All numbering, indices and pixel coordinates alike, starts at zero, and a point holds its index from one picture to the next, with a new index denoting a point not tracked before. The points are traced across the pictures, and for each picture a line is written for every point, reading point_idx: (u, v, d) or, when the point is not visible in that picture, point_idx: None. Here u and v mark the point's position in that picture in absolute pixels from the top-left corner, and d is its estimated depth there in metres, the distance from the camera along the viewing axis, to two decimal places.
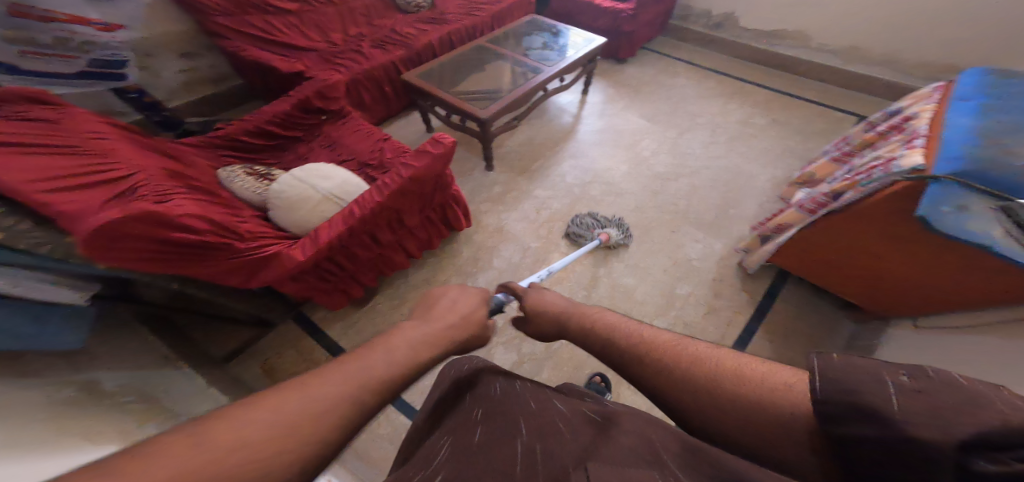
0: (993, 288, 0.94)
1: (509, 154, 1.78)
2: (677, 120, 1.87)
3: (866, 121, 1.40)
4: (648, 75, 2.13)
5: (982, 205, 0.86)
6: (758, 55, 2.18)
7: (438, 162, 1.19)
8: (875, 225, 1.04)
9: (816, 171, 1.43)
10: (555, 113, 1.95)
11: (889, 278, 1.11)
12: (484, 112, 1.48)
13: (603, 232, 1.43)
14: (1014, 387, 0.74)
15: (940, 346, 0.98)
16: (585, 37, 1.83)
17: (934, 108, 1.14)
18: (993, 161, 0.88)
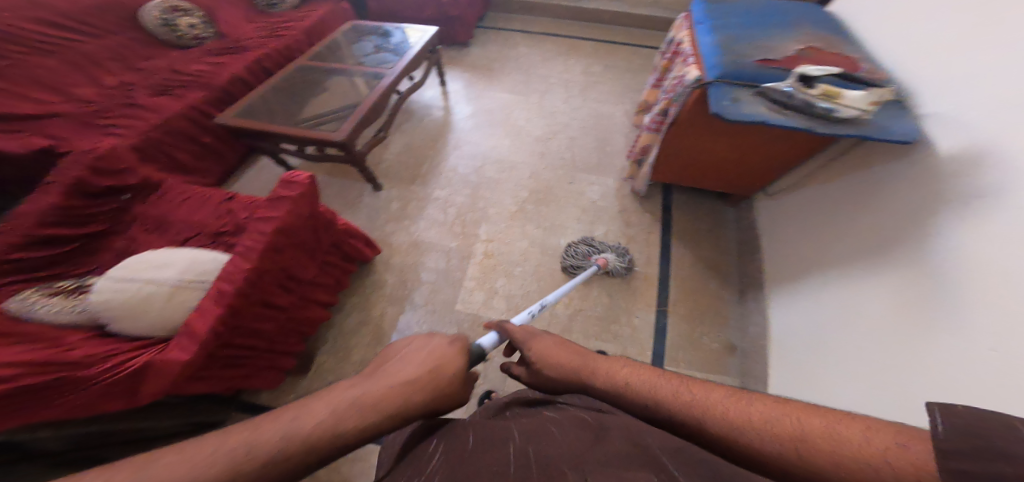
0: (799, 151, 1.17)
1: (390, 167, 1.67)
2: (536, 85, 1.96)
3: (660, 54, 1.63)
4: (491, 53, 2.19)
5: (747, 94, 1.05)
6: (572, 13, 2.36)
7: (305, 204, 1.01)
8: (706, 130, 1.22)
9: (647, 98, 1.61)
10: (423, 110, 1.90)
11: (732, 167, 1.32)
12: (338, 134, 1.32)
13: (600, 257, 1.29)
14: (861, 211, 0.95)
15: (794, 205, 1.21)
16: (416, 32, 1.78)
17: (688, 35, 1.37)
18: (735, 64, 1.10)
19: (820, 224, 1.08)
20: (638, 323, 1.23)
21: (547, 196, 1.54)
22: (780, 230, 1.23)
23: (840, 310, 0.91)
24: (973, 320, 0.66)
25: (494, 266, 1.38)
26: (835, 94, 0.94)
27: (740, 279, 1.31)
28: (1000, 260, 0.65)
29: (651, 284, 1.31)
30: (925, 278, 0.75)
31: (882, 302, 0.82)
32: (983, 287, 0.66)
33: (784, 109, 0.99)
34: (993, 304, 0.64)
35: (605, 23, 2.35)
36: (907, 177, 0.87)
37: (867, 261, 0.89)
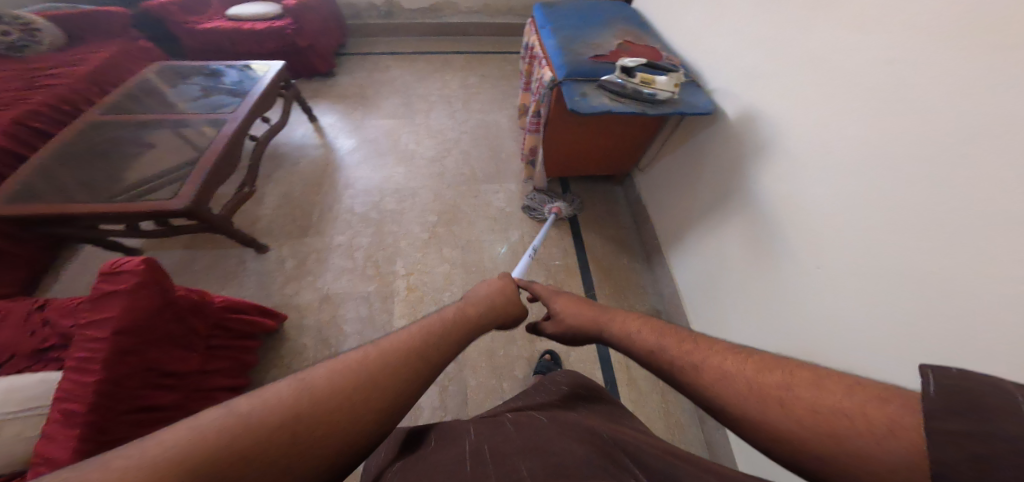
0: (649, 126, 1.33)
1: (273, 223, 1.49)
2: (417, 105, 1.93)
3: (520, 59, 1.72)
4: (361, 80, 2.10)
5: (591, 89, 1.16)
6: (434, 29, 2.36)
7: (150, 291, 0.84)
8: (571, 125, 1.33)
9: (522, 102, 1.67)
10: (301, 153, 1.74)
11: (605, 152, 1.45)
12: (178, 202, 1.11)
13: (554, 206, 1.48)
14: (710, 167, 1.12)
15: (662, 172, 1.37)
16: (252, 68, 1.61)
17: (536, 41, 1.47)
18: (574, 62, 1.21)
19: (677, 189, 1.28)
20: None
21: (454, 213, 1.52)
22: (657, 199, 1.40)
23: (712, 261, 1.12)
24: (792, 249, 0.86)
25: (419, 299, 1.33)
26: (650, 80, 1.09)
27: (644, 249, 1.46)
28: (791, 200, 0.86)
29: (573, 273, 1.39)
30: (756, 222, 0.96)
31: (738, 246, 1.02)
32: (789, 221, 0.87)
33: (620, 99, 1.13)
34: (799, 234, 0.85)
35: (472, 35, 2.41)
36: (717, 140, 1.09)
37: (715, 216, 1.11)
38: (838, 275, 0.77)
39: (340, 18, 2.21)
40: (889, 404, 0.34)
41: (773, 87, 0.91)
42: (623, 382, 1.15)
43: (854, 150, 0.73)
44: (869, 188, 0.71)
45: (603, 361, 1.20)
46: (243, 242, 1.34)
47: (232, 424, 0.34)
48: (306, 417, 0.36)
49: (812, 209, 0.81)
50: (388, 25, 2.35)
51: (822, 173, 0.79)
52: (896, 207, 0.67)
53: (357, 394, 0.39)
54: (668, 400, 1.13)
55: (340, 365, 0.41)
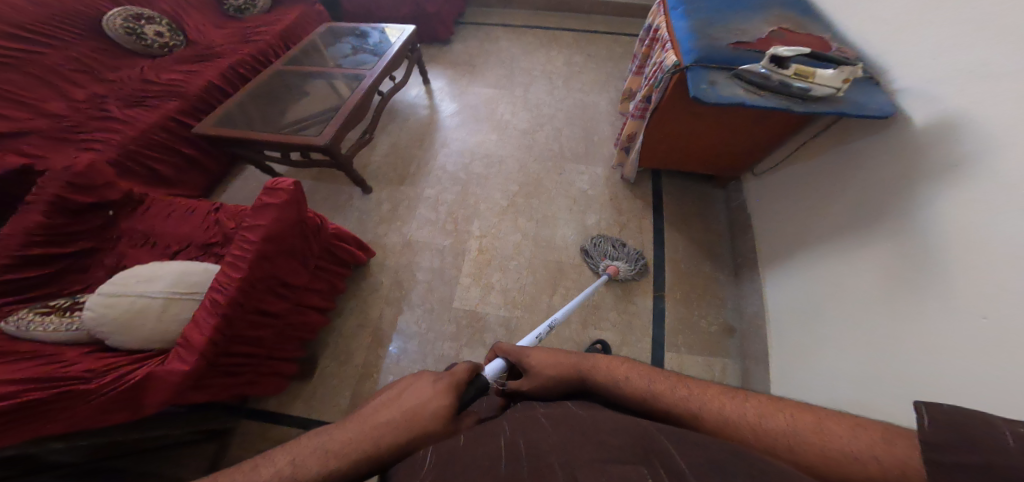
0: (781, 128, 1.18)
1: (378, 168, 1.65)
2: (520, 78, 1.95)
3: (638, 41, 1.63)
4: (473, 48, 2.18)
5: (723, 78, 1.04)
6: (551, 4, 2.35)
7: (292, 210, 0.98)
8: (688, 115, 1.22)
9: (630, 85, 1.59)
10: (408, 110, 1.88)
11: (718, 149, 1.32)
12: (321, 138, 1.29)
13: (610, 265, 1.28)
14: (848, 184, 0.97)
15: (782, 181, 1.22)
16: (392, 30, 1.76)
17: (664, 21, 1.37)
18: (710, 47, 1.10)
19: (801, 202, 1.11)
20: (636, 309, 1.24)
21: (537, 187, 1.53)
22: (768, 210, 1.25)
23: (827, 290, 0.95)
24: (954, 298, 0.69)
25: (488, 262, 1.38)
26: (808, 72, 0.93)
27: (734, 261, 1.33)
28: (973, 238, 0.68)
29: (645, 269, 1.33)
30: (907, 255, 0.78)
31: (871, 278, 0.85)
32: (962, 263, 0.69)
33: (760, 91, 0.99)
34: (972, 280, 0.67)
35: (586, 13, 2.34)
36: (876, 148, 0.91)
37: (848, 237, 0.93)
38: (1014, 342, 0.60)
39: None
40: (881, 437, 0.38)
41: (982, 93, 0.71)
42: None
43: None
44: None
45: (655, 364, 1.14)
46: (354, 180, 1.49)
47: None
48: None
49: (1002, 254, 0.64)
50: None
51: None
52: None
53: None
54: None
55: (288, 464, 0.43)
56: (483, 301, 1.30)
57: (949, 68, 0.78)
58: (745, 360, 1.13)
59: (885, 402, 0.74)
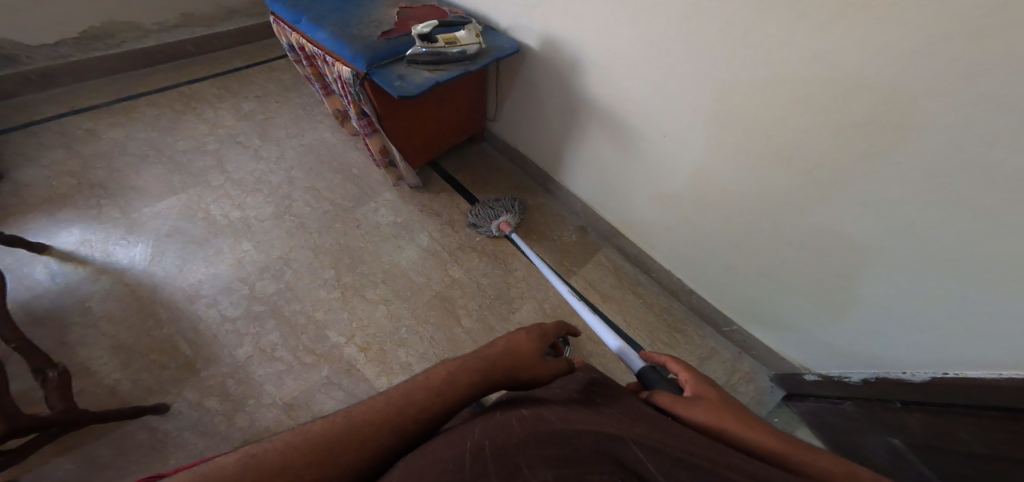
0: (476, 82, 1.38)
1: (144, 383, 1.03)
2: (199, 163, 1.44)
3: (297, 65, 1.46)
4: (66, 164, 1.39)
5: (404, 68, 1.13)
6: (130, 61, 1.65)
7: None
8: (409, 110, 1.27)
9: (335, 107, 1.43)
10: (53, 301, 1.12)
11: (456, 121, 1.46)
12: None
13: (502, 222, 1.38)
14: (563, 98, 1.28)
15: (519, 117, 1.48)
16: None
17: (302, 38, 1.26)
18: (367, 46, 1.12)
19: (536, 127, 1.44)
20: (521, 272, 1.39)
21: (351, 254, 1.33)
22: (524, 138, 1.52)
23: (593, 167, 1.36)
24: (642, 133, 1.13)
25: (383, 351, 1.19)
26: (452, 39, 1.14)
27: (537, 184, 1.59)
28: (624, 99, 1.11)
29: (497, 239, 1.44)
30: (608, 125, 1.21)
31: (606, 147, 1.27)
32: (630, 115, 1.13)
33: (437, 65, 1.14)
34: (641, 121, 1.11)
35: (196, 57, 1.79)
36: (546, 72, 1.27)
37: (575, 131, 1.33)
38: (677, 137, 1.05)
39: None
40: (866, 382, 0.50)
41: (564, 19, 1.11)
42: (600, 301, 1.35)
43: (643, 46, 0.98)
44: (664, 69, 0.97)
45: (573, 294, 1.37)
46: (130, 415, 0.92)
47: (304, 433, 0.45)
48: (312, 466, 0.43)
49: (639, 100, 1.08)
50: (37, 80, 1.52)
51: (633, 70, 1.04)
52: (685, 76, 0.94)
53: (366, 443, 0.47)
54: (637, 287, 1.39)
55: (391, 400, 0.52)
56: None
57: (541, 9, 1.15)
58: (608, 241, 1.48)
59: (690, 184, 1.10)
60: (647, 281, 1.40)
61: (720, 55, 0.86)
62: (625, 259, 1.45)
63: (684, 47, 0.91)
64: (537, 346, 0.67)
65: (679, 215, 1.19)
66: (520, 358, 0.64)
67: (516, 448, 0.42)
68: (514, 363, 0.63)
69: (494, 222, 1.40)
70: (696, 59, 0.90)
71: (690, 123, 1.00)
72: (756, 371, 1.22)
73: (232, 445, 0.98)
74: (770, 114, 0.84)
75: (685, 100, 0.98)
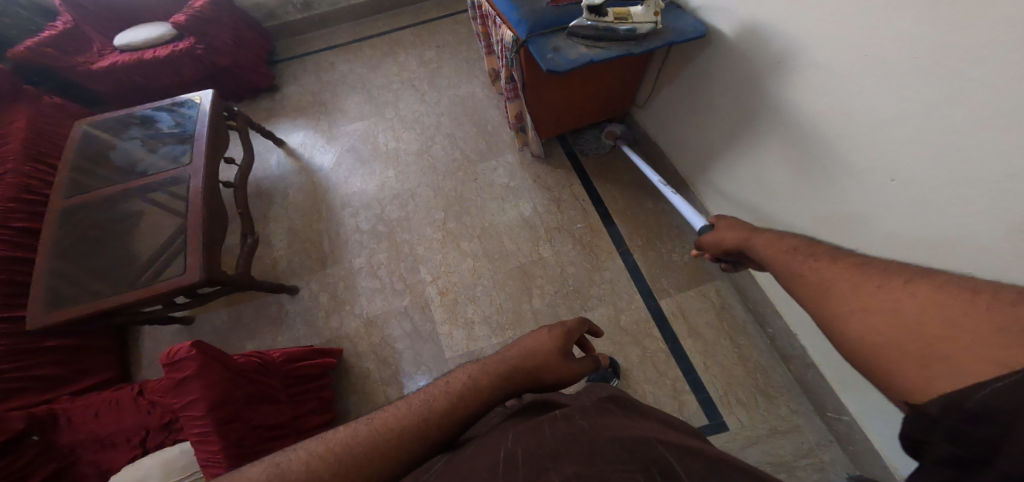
0: (631, 64, 1.22)
1: (292, 264, 1.47)
2: (382, 98, 1.74)
3: (473, 21, 1.53)
4: (309, 85, 1.88)
5: (562, 40, 1.05)
6: (368, 8, 2.03)
7: (215, 369, 0.89)
8: (555, 84, 1.21)
9: (491, 66, 1.49)
10: (278, 183, 1.64)
11: (599, 100, 1.34)
12: (192, 274, 1.15)
13: (611, 132, 1.44)
14: (737, 95, 1.01)
15: (671, 108, 1.26)
16: (181, 104, 1.52)
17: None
18: (535, 11, 1.07)
19: (692, 124, 1.20)
20: (611, 274, 1.28)
21: (461, 204, 1.44)
22: (672, 133, 1.30)
23: (754, 190, 1.06)
24: (845, 163, 0.80)
25: (454, 300, 1.30)
26: (625, 15, 1.00)
27: (667, 186, 1.38)
28: (832, 112, 0.79)
29: (599, 231, 1.34)
30: (795, 141, 0.90)
31: (782, 172, 0.96)
32: (833, 135, 0.81)
33: (598, 42, 1.02)
34: (850, 146, 0.78)
35: (411, 5, 2.08)
36: (727, 61, 1.01)
37: (743, 141, 1.05)
38: (909, 183, 0.71)
39: (252, 21, 1.88)
40: None
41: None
42: (685, 334, 1.17)
43: (897, 37, 0.65)
44: (926, 78, 0.64)
45: (658, 318, 1.21)
46: (273, 288, 1.35)
47: (318, 446, 0.46)
48: (339, 470, 0.44)
49: (859, 117, 0.75)
50: (313, 21, 2.03)
51: (864, 72, 0.72)
52: (972, 98, 0.59)
53: (391, 453, 0.46)
54: (741, 344, 1.14)
55: (407, 411, 0.50)
56: (472, 340, 1.23)
57: None
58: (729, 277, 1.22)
59: (905, 252, 0.75)
60: (757, 337, 1.14)
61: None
62: (741, 302, 1.19)
63: (992, 48, 0.56)
64: (562, 346, 0.62)
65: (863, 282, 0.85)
66: (543, 361, 0.59)
67: (545, 447, 0.41)
68: (531, 362, 0.58)
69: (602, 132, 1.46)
70: (1008, 71, 0.55)
71: (943, 167, 0.65)
72: (840, 466, 0.96)
73: (318, 342, 1.32)
74: None
75: (950, 132, 0.63)
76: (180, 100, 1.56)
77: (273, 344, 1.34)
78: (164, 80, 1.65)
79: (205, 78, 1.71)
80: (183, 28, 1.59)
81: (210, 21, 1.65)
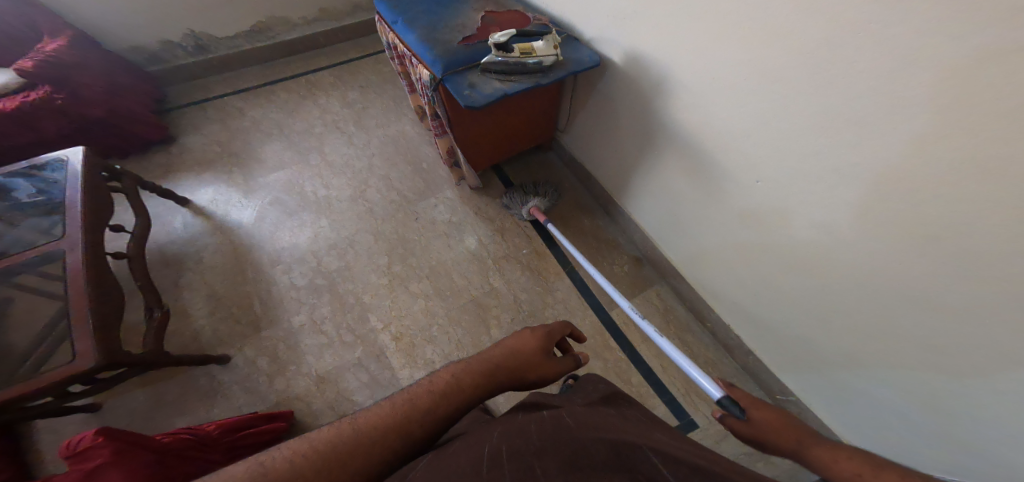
0: (547, 95, 1.31)
1: (218, 333, 1.31)
2: (305, 142, 1.66)
3: (391, 62, 1.54)
4: (217, 133, 1.72)
5: (476, 75, 1.09)
6: (277, 51, 1.95)
7: (140, 455, 0.74)
8: (479, 119, 1.26)
9: (416, 104, 1.50)
10: (190, 245, 1.46)
11: (524, 132, 1.42)
12: (85, 361, 0.97)
13: (531, 206, 1.40)
14: (639, 119, 1.15)
15: (588, 133, 1.38)
16: (43, 167, 1.30)
17: (393, 36, 1.29)
18: (446, 51, 1.11)
19: (605, 146, 1.33)
20: (562, 293, 1.34)
21: (405, 245, 1.41)
22: (592, 155, 1.41)
23: (664, 199, 1.21)
24: (731, 171, 0.96)
25: (411, 344, 1.26)
26: (529, 49, 1.07)
27: (599, 204, 1.50)
28: (712, 129, 0.95)
29: (544, 254, 1.40)
30: (689, 155, 1.05)
31: (684, 181, 1.11)
32: (717, 149, 0.96)
33: (511, 75, 1.08)
34: (732, 156, 0.94)
35: (324, 46, 2.03)
36: (624, 89, 1.15)
37: (648, 157, 1.19)
38: (779, 182, 0.86)
39: (130, 66, 1.69)
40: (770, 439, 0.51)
41: (656, 35, 0.97)
42: (639, 340, 1.26)
43: (745, 68, 0.81)
44: (769, 100, 0.80)
45: (610, 328, 1.29)
46: (200, 361, 1.18)
47: (312, 441, 0.46)
48: (335, 464, 0.45)
49: (731, 132, 0.91)
50: (213, 66, 1.89)
51: (728, 96, 0.88)
52: (806, 113, 0.75)
53: (382, 448, 0.48)
54: (688, 341, 1.25)
55: (398, 407, 0.52)
56: None
57: (633, 23, 1.01)
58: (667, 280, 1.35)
59: (788, 239, 0.91)
60: (700, 332, 1.27)
61: (854, 91, 0.67)
62: (680, 301, 1.32)
63: (803, 78, 0.72)
64: (543, 345, 0.68)
65: (761, 267, 1.01)
66: (523, 359, 0.65)
67: (533, 442, 0.42)
68: (514, 361, 0.64)
69: (524, 206, 1.41)
70: (818, 94, 0.72)
71: (794, 168, 0.82)
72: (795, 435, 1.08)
73: (265, 407, 1.18)
74: (931, 175, 0.63)
75: (793, 141, 0.80)
76: (40, 161, 1.34)
77: None
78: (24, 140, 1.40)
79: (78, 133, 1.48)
80: (32, 76, 1.35)
81: (68, 66, 1.44)
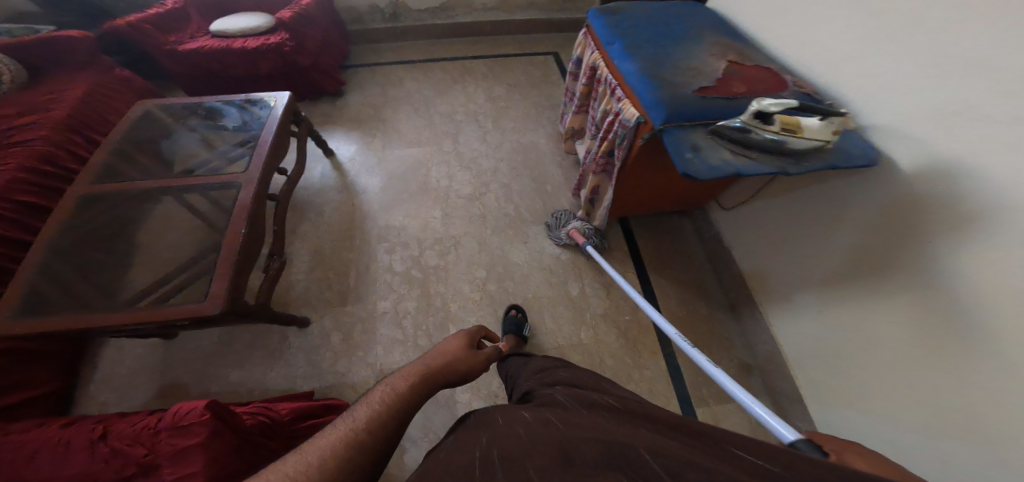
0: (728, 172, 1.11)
1: (310, 292, 1.28)
2: (442, 127, 1.64)
3: (569, 73, 1.21)
4: (372, 95, 1.75)
5: (702, 136, 0.72)
6: (447, 31, 1.96)
7: (228, 435, 0.69)
8: (652, 176, 1.05)
9: (572, 125, 1.26)
10: (314, 196, 1.48)
11: (682, 196, 1.21)
12: (212, 305, 0.81)
13: (570, 229, 1.32)
14: (863, 228, 0.87)
15: (760, 222, 1.15)
16: (254, 103, 1.22)
17: (599, 55, 0.96)
18: (676, 95, 0.75)
19: (791, 239, 1.05)
20: (649, 373, 1.17)
21: (505, 267, 1.33)
22: (746, 242, 1.21)
23: (845, 331, 0.93)
24: (1010, 360, 0.66)
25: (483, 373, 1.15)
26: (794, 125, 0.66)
27: (726, 293, 1.30)
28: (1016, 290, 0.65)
29: (644, 327, 1.25)
30: (945, 308, 0.74)
31: (903, 330, 0.81)
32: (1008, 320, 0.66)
33: (748, 150, 0.69)
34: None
35: (488, 34, 2.00)
36: (858, 184, 0.87)
37: (857, 280, 0.90)
38: None
39: (338, 22, 1.77)
40: None
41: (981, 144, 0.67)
42: None
43: None
44: None
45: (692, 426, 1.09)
46: (286, 321, 1.12)
47: None
48: None
49: None
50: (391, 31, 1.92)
51: None
52: None
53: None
54: None
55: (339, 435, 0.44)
56: None
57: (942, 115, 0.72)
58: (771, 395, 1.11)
59: None
60: None
61: None
62: None
63: None
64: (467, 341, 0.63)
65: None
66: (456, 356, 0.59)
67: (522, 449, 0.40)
68: (451, 363, 0.57)
69: (563, 227, 1.34)
70: None
71: None
72: None
73: (319, 384, 1.14)
74: None
75: None
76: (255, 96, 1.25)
77: (264, 379, 1.14)
78: (241, 71, 1.49)
79: (279, 74, 1.55)
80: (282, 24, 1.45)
81: (308, 23, 1.53)
